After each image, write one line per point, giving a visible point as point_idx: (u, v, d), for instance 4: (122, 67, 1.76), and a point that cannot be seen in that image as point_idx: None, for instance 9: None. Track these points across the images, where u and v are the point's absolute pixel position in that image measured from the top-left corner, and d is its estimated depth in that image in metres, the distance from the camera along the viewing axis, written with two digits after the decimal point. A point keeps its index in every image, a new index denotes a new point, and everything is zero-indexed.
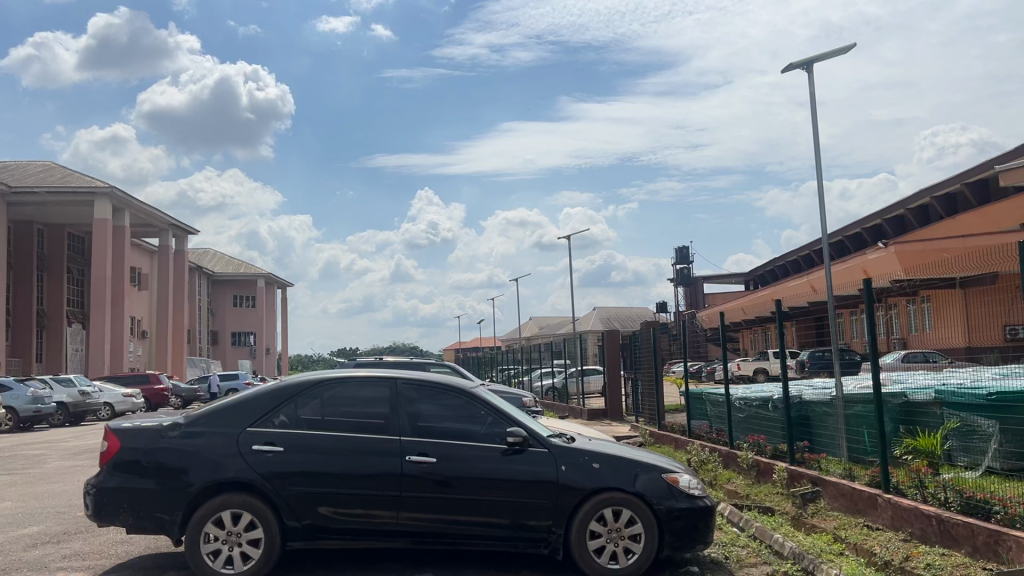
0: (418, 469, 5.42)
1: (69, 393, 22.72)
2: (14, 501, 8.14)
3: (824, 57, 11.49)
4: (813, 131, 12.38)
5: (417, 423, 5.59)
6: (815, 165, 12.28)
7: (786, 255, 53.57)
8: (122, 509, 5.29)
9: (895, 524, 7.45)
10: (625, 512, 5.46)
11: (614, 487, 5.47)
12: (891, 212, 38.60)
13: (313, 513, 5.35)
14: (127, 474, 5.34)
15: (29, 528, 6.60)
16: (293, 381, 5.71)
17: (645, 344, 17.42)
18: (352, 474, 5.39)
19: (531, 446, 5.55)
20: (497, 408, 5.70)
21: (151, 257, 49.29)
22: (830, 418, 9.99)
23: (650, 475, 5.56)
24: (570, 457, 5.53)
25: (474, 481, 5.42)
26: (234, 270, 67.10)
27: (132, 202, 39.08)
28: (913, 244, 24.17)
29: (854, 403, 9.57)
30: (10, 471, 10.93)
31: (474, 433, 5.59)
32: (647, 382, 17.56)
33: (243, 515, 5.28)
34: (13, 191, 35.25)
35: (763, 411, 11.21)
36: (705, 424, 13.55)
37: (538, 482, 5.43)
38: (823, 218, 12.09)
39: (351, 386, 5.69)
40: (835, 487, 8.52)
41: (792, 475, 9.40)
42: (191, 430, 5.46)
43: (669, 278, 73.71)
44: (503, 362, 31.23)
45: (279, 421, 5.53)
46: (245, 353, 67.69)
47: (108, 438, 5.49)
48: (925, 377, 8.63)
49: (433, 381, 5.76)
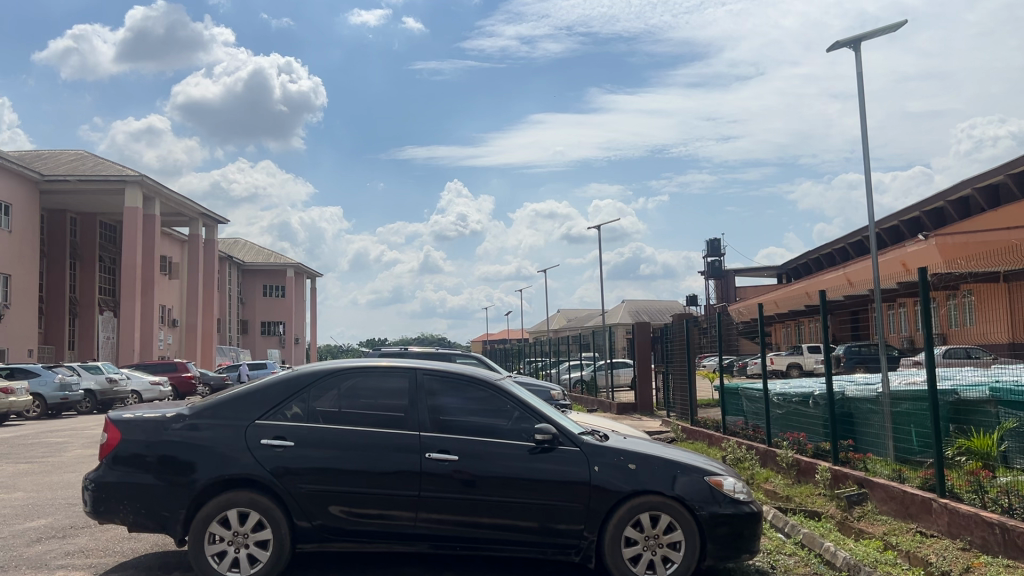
0: (439, 466, 5.05)
1: (97, 380, 22.72)
2: (28, 491, 7.93)
3: (873, 35, 10.93)
4: (860, 112, 11.78)
5: (438, 417, 5.22)
6: (861, 148, 11.71)
7: (819, 248, 52.55)
8: (122, 505, 4.98)
9: (952, 531, 6.93)
10: (663, 517, 5.04)
11: (651, 489, 5.05)
12: (930, 204, 37.58)
13: (324, 512, 5.00)
14: (127, 468, 5.02)
15: (35, 521, 6.34)
16: (307, 369, 5.37)
17: (678, 337, 16.91)
18: (367, 471, 5.04)
19: (561, 444, 5.15)
20: (526, 403, 5.32)
21: (182, 247, 49.63)
22: (875, 415, 9.37)
23: (687, 475, 5.13)
24: (604, 456, 5.12)
25: (499, 482, 5.02)
26: (265, 259, 67.42)
27: (163, 190, 39.15)
28: (955, 236, 23.39)
29: (902, 401, 8.98)
30: (30, 458, 10.78)
31: (501, 429, 5.20)
32: (679, 376, 17.05)
33: (251, 514, 4.94)
34: (45, 179, 35.16)
35: (804, 408, 10.71)
36: (741, 420, 13.06)
37: (568, 483, 5.03)
38: (870, 204, 11.52)
39: (370, 376, 5.34)
40: (883, 490, 8.02)
41: (836, 475, 8.96)
42: (196, 423, 5.13)
43: (700, 271, 72.78)
44: (530, 354, 30.91)
45: (291, 412, 5.19)
46: (274, 342, 68.24)
47: (108, 430, 5.17)
48: (974, 372, 7.91)
49: (457, 372, 5.39)
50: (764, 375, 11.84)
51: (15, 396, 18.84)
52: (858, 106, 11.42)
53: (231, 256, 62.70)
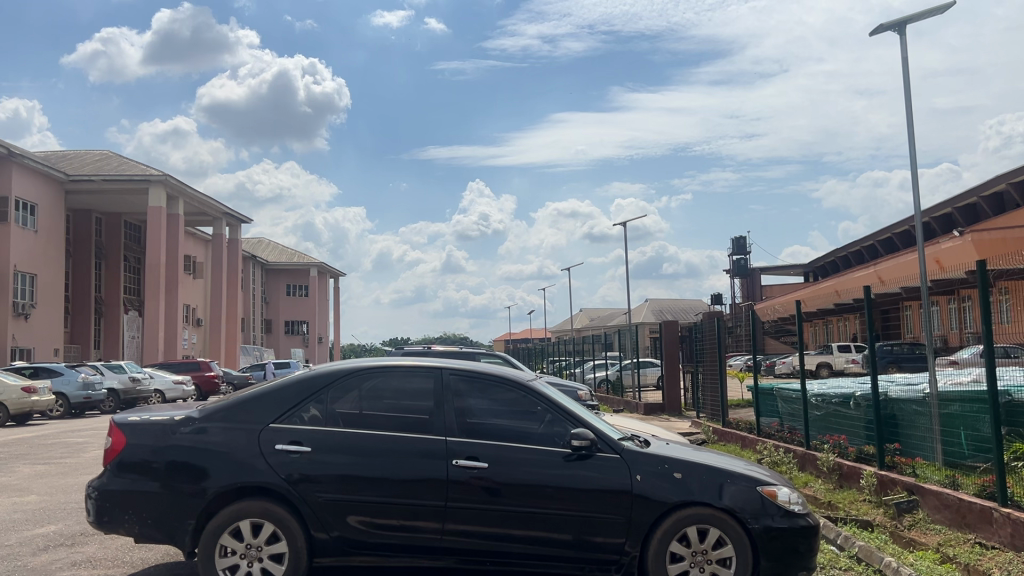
0: (466, 474, 4.69)
1: (120, 379, 22.63)
2: (42, 494, 7.69)
3: (919, 18, 10.60)
4: (907, 99, 11.35)
5: (465, 420, 4.87)
6: (907, 136, 11.27)
7: (847, 246, 51.64)
8: (128, 514, 4.67)
9: (1015, 543, 6.45)
10: (712, 531, 4.64)
11: (699, 501, 4.66)
12: (962, 202, 36.72)
13: (342, 523, 4.66)
14: (132, 475, 4.72)
15: (45, 528, 6.06)
16: (326, 369, 5.04)
17: (708, 335, 16.41)
18: (392, 479, 4.69)
19: (599, 451, 4.77)
20: (558, 404, 4.96)
21: (206, 247, 49.76)
22: (921, 417, 8.85)
23: (736, 484, 4.74)
24: (646, 464, 4.74)
25: (530, 491, 4.66)
26: (288, 259, 67.57)
27: (187, 190, 39.21)
28: (991, 232, 22.66)
29: (949, 403, 8.44)
30: (48, 460, 10.58)
31: (532, 433, 4.85)
32: (709, 377, 16.54)
33: (265, 525, 4.61)
34: (71, 179, 35.30)
35: (845, 409, 10.23)
36: (775, 422, 12.55)
37: (607, 492, 4.66)
38: (916, 194, 11.06)
39: (394, 376, 5.02)
40: (937, 497, 7.57)
41: (882, 480, 8.55)
42: (206, 426, 4.81)
43: (725, 270, 72.02)
44: (554, 354, 30.50)
45: (309, 415, 4.86)
46: (298, 341, 68.46)
47: (113, 434, 4.87)
48: (1021, 373, 7.06)
49: (485, 372, 5.04)
50: (801, 375, 11.37)
51: (38, 396, 18.73)
52: (904, 91, 11.04)
53: (255, 256, 62.95)
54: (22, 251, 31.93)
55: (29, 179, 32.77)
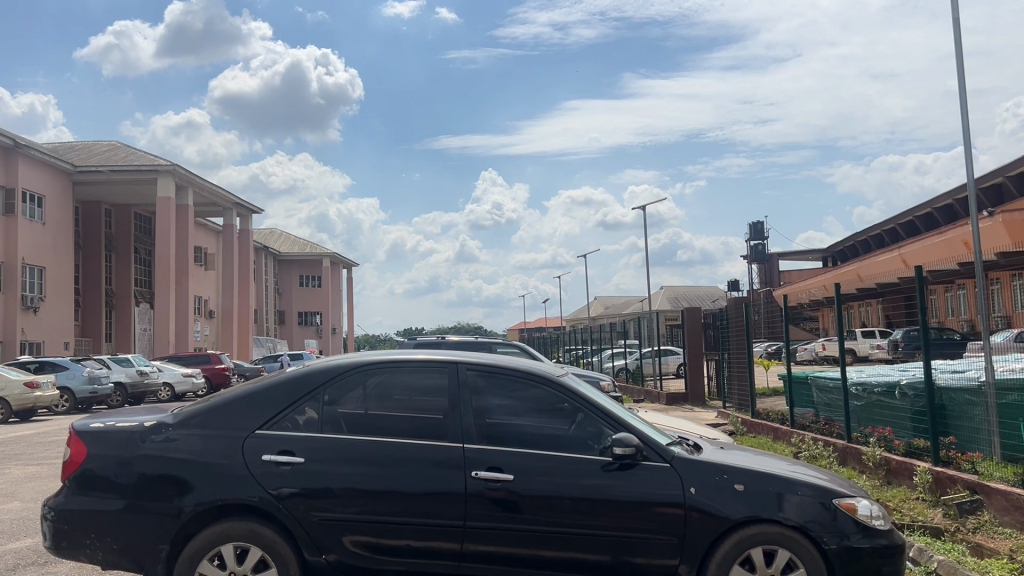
0: (488, 487, 4.04)
1: (128, 373, 22.16)
2: (25, 500, 7.14)
3: None
4: (958, 64, 10.70)
5: (486, 422, 4.22)
6: (960, 105, 10.61)
7: (869, 230, 50.72)
8: (89, 538, 4.06)
9: None
10: (781, 553, 3.96)
11: (763, 516, 3.99)
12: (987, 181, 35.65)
13: (339, 545, 4.03)
14: (94, 493, 4.10)
15: (21, 541, 5.51)
16: (323, 365, 4.42)
17: (734, 322, 15.70)
18: (400, 493, 4.04)
19: (644, 459, 4.10)
20: (593, 402, 4.29)
21: (218, 237, 49.33)
22: (974, 408, 8.10)
23: (801, 495, 4.07)
24: (701, 474, 4.07)
25: (560, 505, 4.00)
26: (301, 250, 67.13)
27: (197, 180, 38.74)
28: None
29: (1010, 392, 7.75)
30: (43, 459, 10.03)
31: (562, 436, 4.20)
32: (734, 366, 15.86)
33: (250, 551, 3.97)
34: (78, 170, 34.72)
35: (888, 399, 9.50)
36: (809, 412, 11.85)
37: (652, 505, 3.99)
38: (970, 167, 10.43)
39: (405, 371, 4.38)
40: (1004, 498, 6.86)
41: (937, 478, 7.85)
42: (181, 434, 4.18)
43: (743, 255, 70.84)
44: (570, 342, 29.85)
45: (304, 417, 4.23)
46: (312, 332, 68.14)
47: (73, 444, 4.25)
48: None
49: (506, 366, 4.39)
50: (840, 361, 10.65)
51: (42, 391, 18.27)
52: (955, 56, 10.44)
53: (267, 247, 62.61)
54: (30, 244, 31.53)
55: (36, 171, 32.27)
